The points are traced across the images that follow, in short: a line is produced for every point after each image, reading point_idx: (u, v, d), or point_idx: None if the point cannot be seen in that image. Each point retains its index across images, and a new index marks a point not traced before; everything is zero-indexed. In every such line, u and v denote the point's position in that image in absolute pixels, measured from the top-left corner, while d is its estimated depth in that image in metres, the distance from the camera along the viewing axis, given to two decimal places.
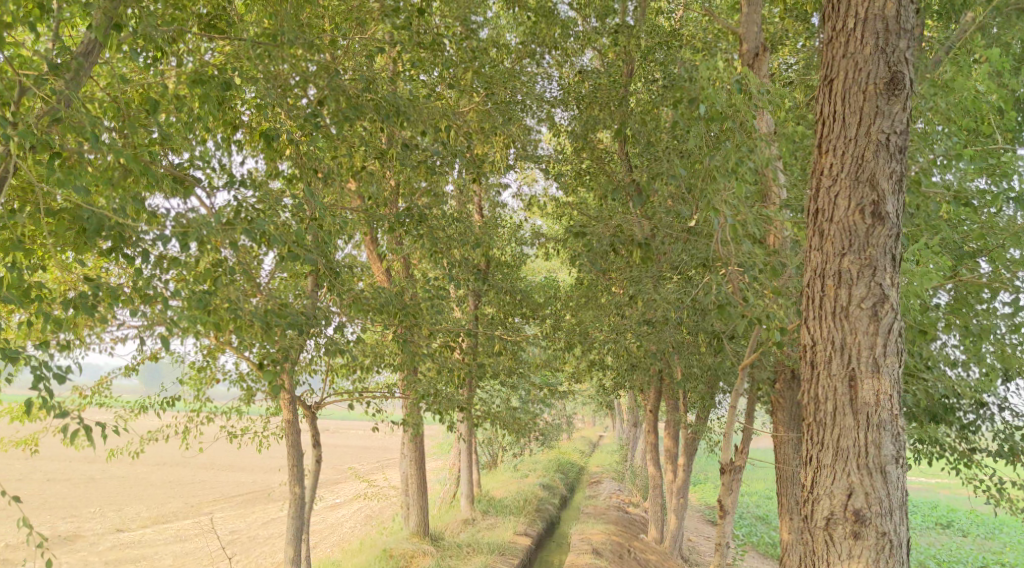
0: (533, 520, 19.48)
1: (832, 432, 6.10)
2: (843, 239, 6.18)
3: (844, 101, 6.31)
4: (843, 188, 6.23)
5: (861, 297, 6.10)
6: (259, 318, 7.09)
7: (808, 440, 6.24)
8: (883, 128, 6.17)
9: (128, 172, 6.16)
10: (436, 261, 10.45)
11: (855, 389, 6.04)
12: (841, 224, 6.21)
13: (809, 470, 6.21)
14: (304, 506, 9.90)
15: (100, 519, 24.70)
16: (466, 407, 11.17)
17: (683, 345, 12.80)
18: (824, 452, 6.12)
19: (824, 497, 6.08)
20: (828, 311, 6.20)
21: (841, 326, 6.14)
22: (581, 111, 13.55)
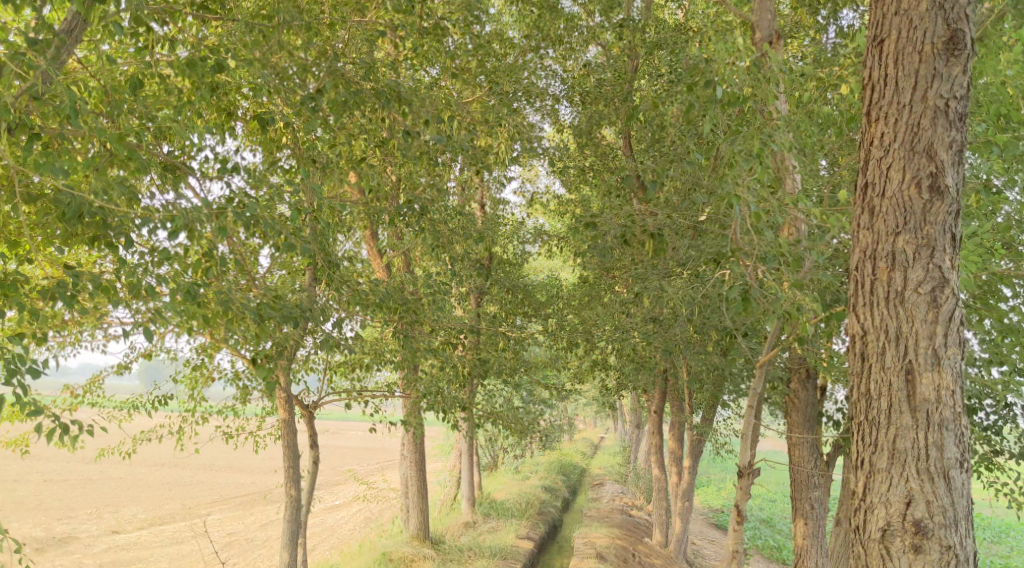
0: (535, 523, 19.18)
1: (888, 432, 5.70)
2: (897, 216, 5.81)
3: (897, 63, 5.92)
4: (897, 160, 5.85)
5: (918, 280, 5.71)
6: (253, 311, 6.77)
7: (859, 442, 5.84)
8: (941, 93, 5.78)
9: (115, 157, 5.81)
10: (438, 257, 10.16)
11: (913, 384, 5.65)
12: (893, 200, 5.83)
13: (861, 475, 5.80)
14: (301, 509, 9.56)
15: (96, 521, 24.41)
16: (468, 408, 10.85)
17: (692, 344, 12.49)
18: (878, 455, 5.72)
19: (879, 505, 5.67)
20: (881, 297, 5.82)
21: (896, 312, 5.75)
22: (586, 106, 13.27)
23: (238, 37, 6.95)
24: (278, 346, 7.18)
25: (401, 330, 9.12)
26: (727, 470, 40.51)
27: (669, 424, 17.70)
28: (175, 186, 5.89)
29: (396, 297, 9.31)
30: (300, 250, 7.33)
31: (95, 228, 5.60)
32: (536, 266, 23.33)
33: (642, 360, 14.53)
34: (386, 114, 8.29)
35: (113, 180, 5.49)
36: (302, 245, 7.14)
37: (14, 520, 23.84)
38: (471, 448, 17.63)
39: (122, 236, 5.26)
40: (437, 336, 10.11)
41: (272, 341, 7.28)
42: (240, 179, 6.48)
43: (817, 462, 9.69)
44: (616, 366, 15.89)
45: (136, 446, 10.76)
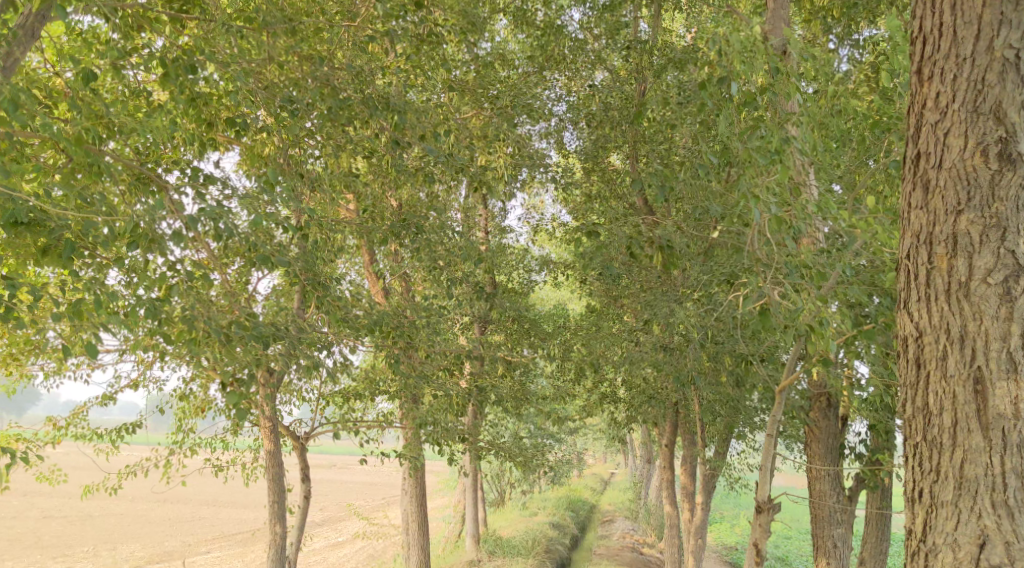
0: (542, 561, 18.51)
1: (952, 457, 4.46)
2: (957, 191, 4.57)
3: (955, 8, 4.65)
4: (956, 123, 4.60)
5: (986, 268, 4.47)
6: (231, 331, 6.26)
7: (915, 467, 4.63)
8: (1012, 41, 4.51)
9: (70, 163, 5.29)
10: (436, 281, 9.72)
11: (984, 396, 4.39)
12: (952, 172, 4.60)
13: (919, 509, 4.60)
14: (284, 547, 9.02)
15: (93, 559, 23.83)
16: (468, 439, 10.31)
17: (705, 372, 11.92)
18: (940, 485, 4.50)
19: (942, 547, 4.45)
20: (939, 290, 4.59)
21: (960, 308, 4.51)
22: (593, 129, 12.87)
23: (216, 37, 6.47)
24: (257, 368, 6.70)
25: (392, 355, 8.66)
26: (740, 505, 39.69)
27: (681, 458, 17.08)
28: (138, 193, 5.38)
29: (390, 321, 8.83)
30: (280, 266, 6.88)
31: (43, 238, 5.07)
32: (542, 295, 22.82)
33: (651, 391, 14.00)
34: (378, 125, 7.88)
35: (68, 186, 5.06)
36: (276, 258, 6.67)
37: (10, 558, 23.27)
38: (475, 483, 17.06)
39: (72, 247, 4.80)
40: (433, 362, 9.63)
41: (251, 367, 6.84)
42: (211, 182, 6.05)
43: (840, 497, 9.17)
44: (626, 398, 15.32)
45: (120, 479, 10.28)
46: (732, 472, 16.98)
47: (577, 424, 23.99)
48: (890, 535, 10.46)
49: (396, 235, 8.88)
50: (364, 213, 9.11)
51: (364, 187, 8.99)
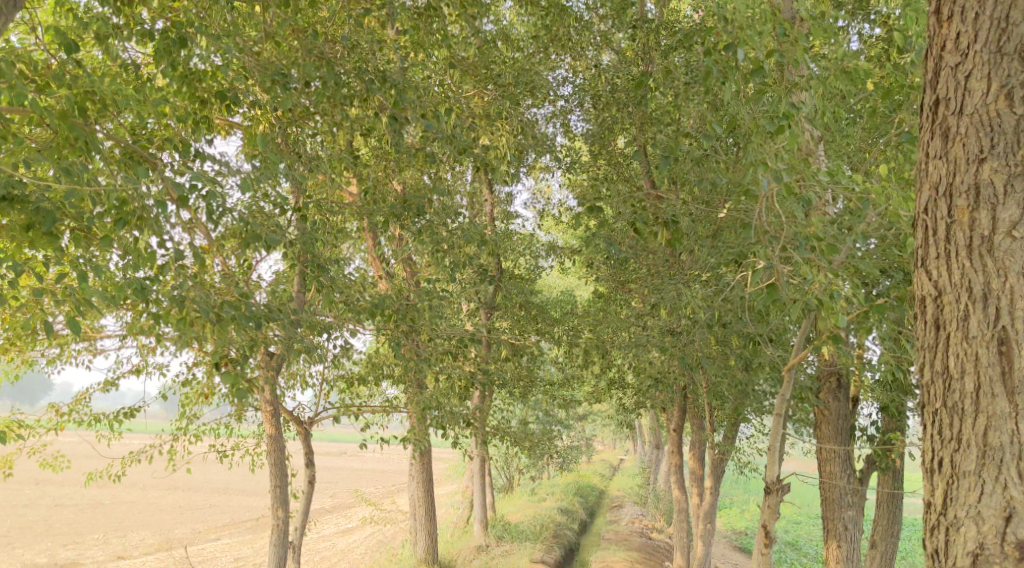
0: (551, 546, 18.43)
1: (976, 427, 4.10)
2: (980, 136, 4.20)
3: None
4: (978, 64, 4.23)
5: (1012, 219, 4.11)
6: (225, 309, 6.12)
7: (935, 440, 4.27)
8: None
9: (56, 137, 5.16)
10: (439, 263, 9.58)
11: (1009, 359, 4.04)
12: (973, 118, 4.23)
13: (938, 485, 4.25)
14: (287, 533, 8.93)
15: (103, 546, 23.84)
16: (473, 424, 10.19)
17: (713, 354, 11.77)
18: (962, 455, 4.16)
19: (966, 526, 4.10)
20: (960, 246, 4.22)
21: (983, 264, 4.15)
22: (599, 110, 12.69)
23: (210, 11, 6.36)
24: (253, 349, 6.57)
25: (393, 338, 8.54)
26: (750, 490, 39.58)
27: (690, 443, 16.95)
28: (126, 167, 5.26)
29: (391, 303, 8.69)
30: (275, 245, 6.78)
31: (27, 211, 4.93)
32: (550, 282, 22.70)
33: (659, 374, 13.88)
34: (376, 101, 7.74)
35: (53, 160, 4.98)
36: (268, 236, 6.56)
37: (20, 546, 23.31)
38: (483, 469, 16.98)
39: (54, 219, 4.70)
40: (437, 346, 9.50)
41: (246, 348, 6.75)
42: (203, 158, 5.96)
43: (851, 479, 9.07)
44: (633, 382, 15.19)
45: (123, 467, 10.20)
46: (741, 456, 16.85)
47: (586, 410, 23.89)
48: (902, 517, 10.33)
49: (397, 216, 8.75)
50: (365, 195, 8.98)
51: (365, 168, 8.86)
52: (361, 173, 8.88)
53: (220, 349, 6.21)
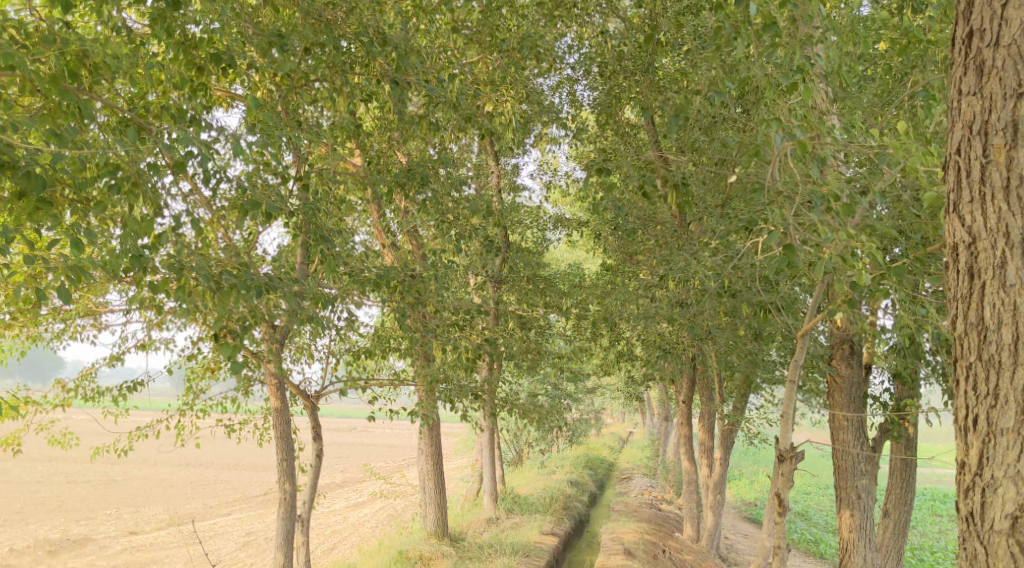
0: (560, 518, 18.44)
1: (1013, 375, 4.47)
2: (1017, 73, 4.57)
3: None
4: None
5: None
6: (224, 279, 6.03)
7: (970, 392, 4.59)
8: None
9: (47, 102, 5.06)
10: (445, 234, 9.46)
11: None
12: (1011, 51, 4.59)
13: (973, 438, 4.59)
14: (295, 506, 8.90)
15: (115, 521, 23.96)
16: (481, 396, 10.13)
17: (723, 324, 11.64)
18: (999, 411, 4.50)
19: (1005, 478, 4.45)
20: (997, 186, 4.58)
21: (1020, 206, 4.52)
22: (606, 78, 12.50)
23: None
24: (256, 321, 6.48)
25: (399, 309, 8.45)
26: (759, 462, 39.57)
27: (699, 414, 16.89)
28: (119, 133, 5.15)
29: (397, 274, 8.59)
30: (277, 213, 6.69)
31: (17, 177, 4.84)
32: (557, 255, 22.57)
33: (668, 345, 13.79)
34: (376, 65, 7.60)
35: (44, 125, 4.88)
36: (268, 203, 6.47)
37: (33, 522, 23.42)
38: (492, 442, 16.95)
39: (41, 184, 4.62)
40: (443, 317, 9.40)
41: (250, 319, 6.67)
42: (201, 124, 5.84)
43: (864, 446, 9.09)
44: (642, 354, 15.11)
45: (131, 442, 10.18)
46: (751, 427, 16.79)
47: (594, 384, 23.84)
48: (915, 485, 10.26)
49: (402, 186, 8.64)
50: (370, 165, 8.88)
51: (369, 137, 8.76)
52: (365, 142, 8.78)
53: (221, 319, 6.13)
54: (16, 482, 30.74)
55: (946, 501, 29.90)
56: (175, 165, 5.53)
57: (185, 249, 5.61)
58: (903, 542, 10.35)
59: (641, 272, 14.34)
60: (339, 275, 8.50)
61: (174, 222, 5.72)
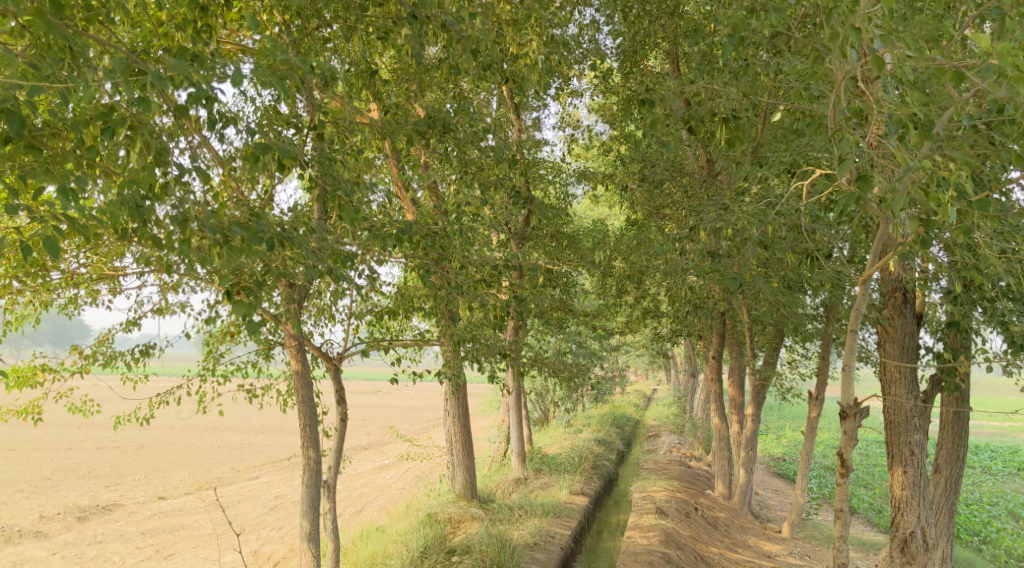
0: (589, 478, 18.17)
1: None
2: None
3: None
4: None
5: None
6: (241, 232, 5.61)
7: None
8: None
9: (37, 39, 4.70)
10: (469, 184, 9.05)
11: None
12: None
13: None
14: (319, 473, 8.60)
15: (143, 487, 23.95)
16: (509, 354, 9.76)
17: (760, 274, 11.18)
18: None
19: None
20: None
21: None
22: (631, 25, 12.02)
23: None
24: (270, 277, 6.09)
25: (424, 265, 8.08)
26: (784, 416, 39.18)
27: (729, 369, 16.48)
28: (116, 73, 4.78)
29: (419, 229, 8.20)
30: (293, 161, 6.28)
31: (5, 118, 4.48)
32: (578, 213, 22.10)
33: (699, 299, 13.36)
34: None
35: (32, 60, 4.52)
36: (280, 149, 6.07)
37: (63, 489, 23.42)
38: (519, 402, 16.64)
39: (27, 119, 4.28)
40: (468, 273, 9.00)
41: (265, 274, 6.31)
42: (205, 63, 5.48)
43: (917, 401, 8.98)
44: (671, 309, 14.68)
45: (151, 409, 9.88)
46: (783, 383, 16.38)
47: (618, 342, 23.49)
48: (967, 440, 9.92)
49: (423, 135, 8.25)
50: (387, 114, 8.48)
51: (386, 85, 8.35)
52: (382, 90, 8.37)
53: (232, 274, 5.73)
54: (44, 450, 30.86)
55: (978, 452, 29.44)
56: (179, 109, 5.20)
57: (194, 199, 5.27)
58: (955, 500, 10.00)
59: (669, 225, 13.86)
60: (358, 230, 8.11)
61: (181, 170, 5.36)
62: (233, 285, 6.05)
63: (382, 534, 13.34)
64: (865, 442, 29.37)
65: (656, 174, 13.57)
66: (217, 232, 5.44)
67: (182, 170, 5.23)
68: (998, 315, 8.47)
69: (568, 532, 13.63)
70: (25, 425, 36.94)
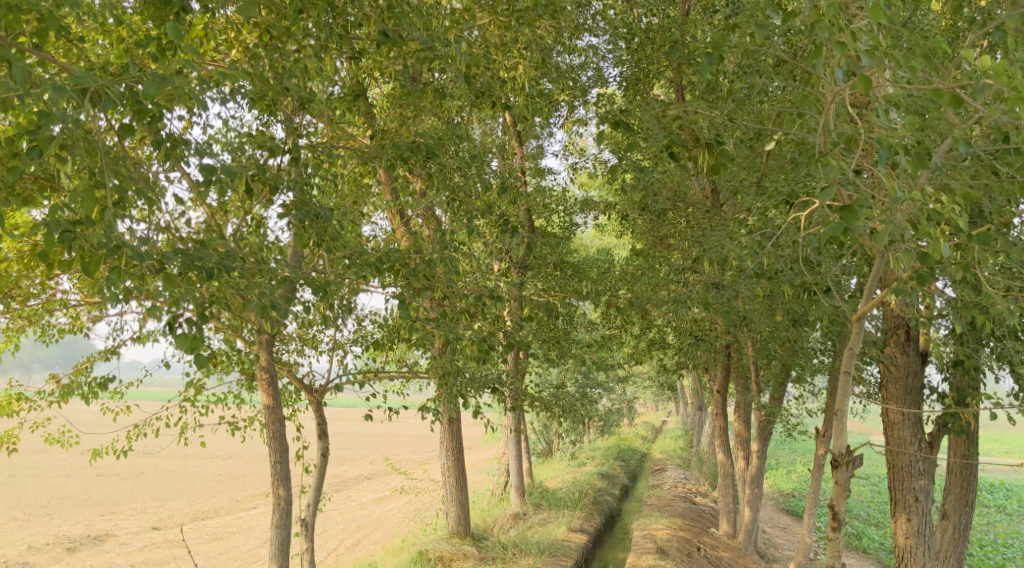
0: (590, 514, 17.70)
1: None
2: None
3: None
4: None
5: None
6: (186, 259, 5.24)
7: None
8: None
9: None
10: (457, 213, 8.78)
11: None
12: None
13: None
14: (290, 513, 8.27)
15: (139, 517, 23.56)
16: (499, 389, 9.39)
17: (762, 306, 10.84)
18: None
19: None
20: None
21: None
22: (633, 53, 11.86)
23: None
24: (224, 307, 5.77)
25: (404, 296, 7.78)
26: (795, 451, 38.53)
27: (734, 404, 16.04)
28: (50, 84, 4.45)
29: (400, 258, 7.91)
30: (251, 182, 5.96)
31: None
32: (585, 242, 21.81)
33: (701, 332, 13.01)
34: (371, 16, 6.97)
35: None
36: (239, 171, 5.76)
37: (58, 517, 23.08)
38: (517, 435, 16.26)
39: None
40: (453, 305, 8.69)
41: (221, 304, 5.98)
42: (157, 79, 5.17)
43: (920, 445, 8.60)
44: (674, 342, 14.34)
45: (128, 440, 9.55)
46: (789, 418, 15.91)
47: (625, 374, 23.08)
48: (977, 485, 9.47)
49: (406, 160, 8.03)
50: (373, 139, 8.28)
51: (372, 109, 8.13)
52: (367, 111, 8.11)
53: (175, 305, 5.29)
54: (45, 476, 30.61)
55: (993, 491, 28.70)
56: (124, 129, 4.87)
57: (131, 223, 4.83)
58: (964, 548, 9.54)
59: (672, 256, 13.54)
60: (335, 258, 7.81)
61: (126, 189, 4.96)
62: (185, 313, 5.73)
63: None
64: (876, 479, 28.68)
65: (657, 203, 13.32)
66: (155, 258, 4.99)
67: (121, 191, 4.82)
68: (1005, 355, 8.07)
69: None
70: (30, 450, 36.79)
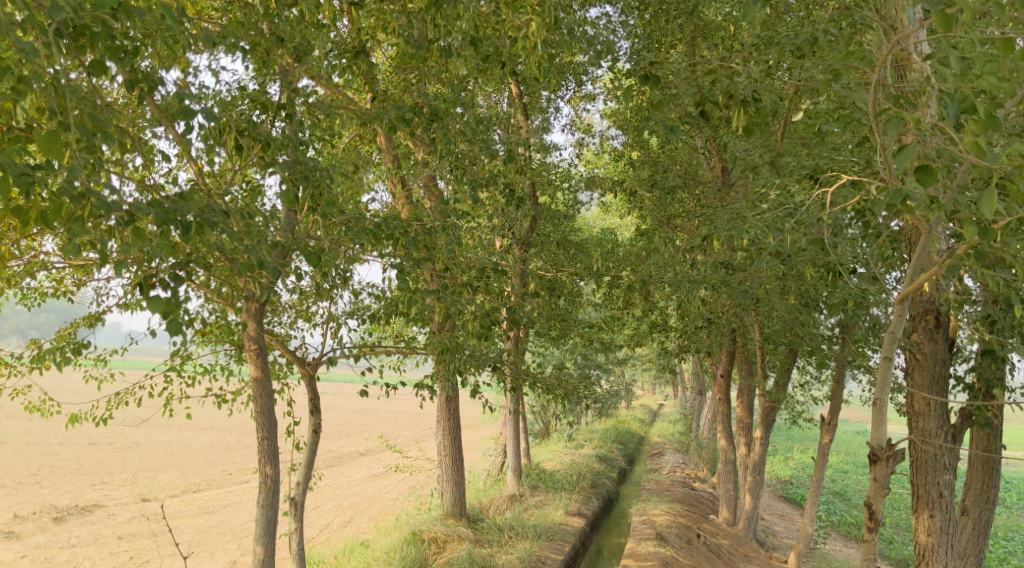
0: (588, 497, 17.35)
1: None
2: None
3: None
4: None
5: None
6: (162, 212, 4.86)
7: None
8: None
9: None
10: (461, 182, 8.33)
11: None
12: None
13: None
14: (277, 491, 7.90)
15: (129, 487, 23.25)
16: (500, 366, 8.97)
17: (778, 287, 10.39)
18: None
19: None
20: None
21: None
22: (645, 23, 11.37)
23: None
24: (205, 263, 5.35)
25: (402, 266, 7.34)
26: (792, 438, 38.27)
27: (738, 390, 15.64)
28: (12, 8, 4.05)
29: (400, 226, 7.46)
30: (226, 128, 5.59)
31: None
32: (589, 222, 21.33)
33: (711, 314, 12.60)
34: None
35: None
36: (214, 116, 5.45)
37: (47, 486, 22.76)
38: (516, 416, 15.87)
39: None
40: (454, 278, 8.28)
41: (202, 263, 5.58)
42: (134, 13, 4.80)
43: (946, 437, 8.22)
44: (680, 325, 13.93)
45: (110, 410, 9.12)
46: (794, 406, 15.53)
47: (624, 356, 22.72)
48: (1000, 482, 9.24)
49: (407, 123, 7.58)
50: (373, 101, 7.82)
51: (374, 68, 7.69)
52: (369, 69, 7.67)
53: (149, 264, 4.96)
54: (37, 443, 30.31)
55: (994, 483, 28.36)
56: (91, 67, 4.57)
57: (98, 169, 4.49)
58: (984, 545, 9.34)
59: (680, 236, 13.11)
60: (331, 224, 7.36)
61: (95, 136, 4.59)
62: (165, 271, 5.31)
63: (365, 550, 12.61)
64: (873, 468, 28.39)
65: (667, 180, 12.85)
66: (124, 208, 4.72)
67: (85, 135, 4.50)
68: None
69: (560, 557, 12.83)
70: (22, 416, 36.44)
